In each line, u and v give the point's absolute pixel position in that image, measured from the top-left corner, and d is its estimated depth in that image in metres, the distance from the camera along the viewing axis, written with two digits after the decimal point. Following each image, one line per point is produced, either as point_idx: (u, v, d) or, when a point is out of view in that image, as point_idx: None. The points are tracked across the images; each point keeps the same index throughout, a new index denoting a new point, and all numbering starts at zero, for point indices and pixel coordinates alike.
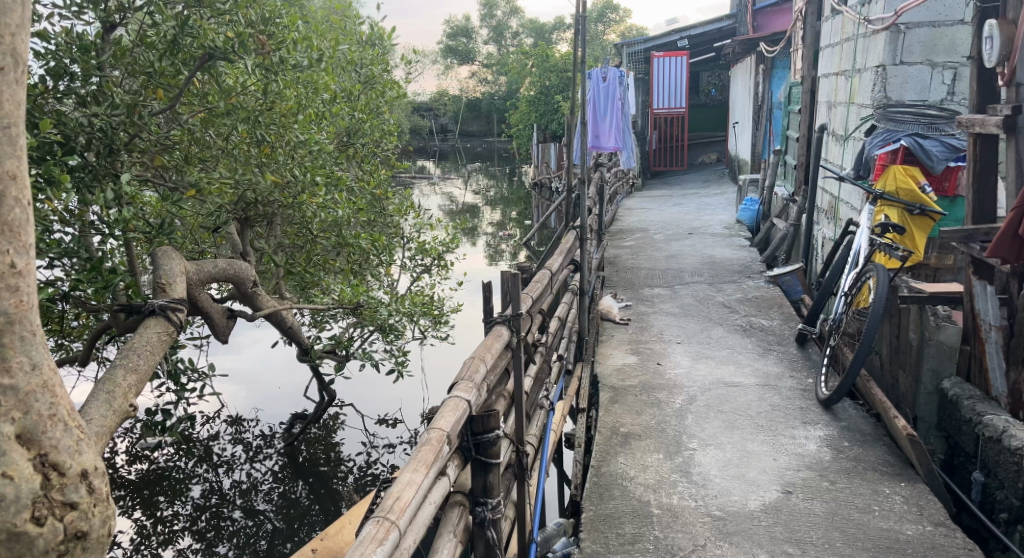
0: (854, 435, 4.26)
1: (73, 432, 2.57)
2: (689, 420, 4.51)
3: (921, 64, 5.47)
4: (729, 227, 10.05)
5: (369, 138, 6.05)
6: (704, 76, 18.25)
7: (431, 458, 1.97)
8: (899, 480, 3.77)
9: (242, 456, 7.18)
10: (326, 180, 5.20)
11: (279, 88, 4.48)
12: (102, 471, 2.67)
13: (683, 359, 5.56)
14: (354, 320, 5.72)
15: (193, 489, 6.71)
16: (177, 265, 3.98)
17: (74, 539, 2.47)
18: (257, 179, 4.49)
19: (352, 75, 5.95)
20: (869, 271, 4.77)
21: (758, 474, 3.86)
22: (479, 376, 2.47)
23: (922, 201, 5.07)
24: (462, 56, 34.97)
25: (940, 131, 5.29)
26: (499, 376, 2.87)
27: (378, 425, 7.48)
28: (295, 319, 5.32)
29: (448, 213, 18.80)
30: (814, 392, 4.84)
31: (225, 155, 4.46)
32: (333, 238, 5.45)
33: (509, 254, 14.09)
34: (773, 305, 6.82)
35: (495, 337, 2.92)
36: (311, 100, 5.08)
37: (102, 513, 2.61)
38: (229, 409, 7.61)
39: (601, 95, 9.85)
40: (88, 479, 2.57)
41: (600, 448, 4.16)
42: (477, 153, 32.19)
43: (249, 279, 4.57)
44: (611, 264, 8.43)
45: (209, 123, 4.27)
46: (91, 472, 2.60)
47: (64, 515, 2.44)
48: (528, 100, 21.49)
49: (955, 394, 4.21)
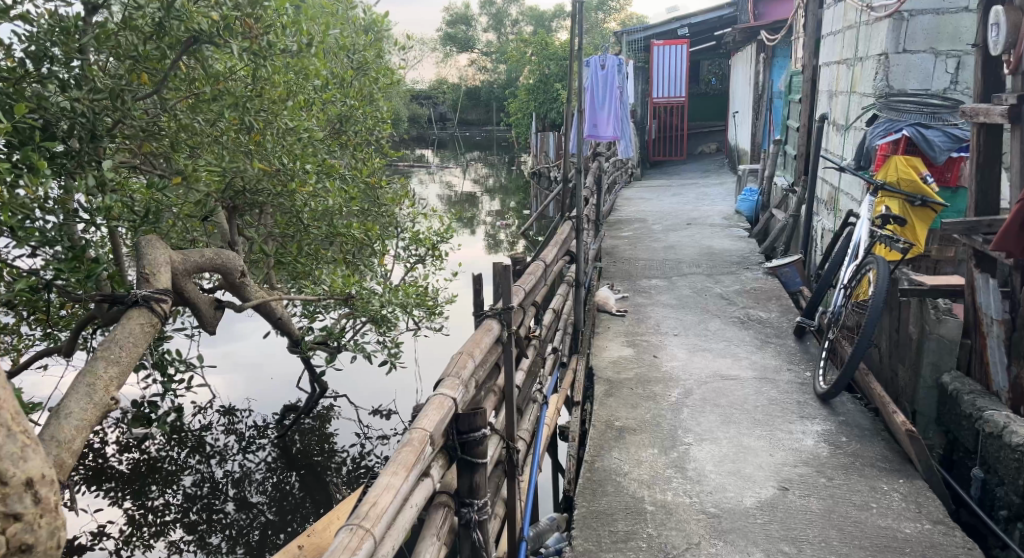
0: (852, 430, 4.20)
1: (18, 438, 2.51)
2: (685, 414, 4.44)
3: (925, 52, 5.37)
4: (729, 218, 9.98)
5: (362, 127, 5.93)
6: (705, 65, 18.08)
7: (412, 461, 1.89)
8: (898, 477, 3.71)
9: (235, 446, 7.12)
10: (318, 168, 5.03)
11: (267, 72, 4.37)
12: (51, 479, 2.60)
13: (680, 352, 5.49)
14: (347, 311, 5.59)
15: (185, 478, 6.68)
16: (163, 254, 3.87)
17: (18, 553, 2.44)
18: (245, 168, 4.37)
19: (345, 62, 5.84)
20: (870, 263, 4.68)
21: (754, 470, 3.79)
22: (467, 373, 2.38)
23: (924, 192, 4.97)
24: (462, 44, 34.51)
25: (943, 121, 5.22)
26: (488, 371, 2.77)
27: (372, 417, 7.40)
28: (285, 310, 5.22)
29: (447, 202, 18.69)
30: (813, 386, 4.77)
31: (214, 143, 4.33)
32: (323, 227, 5.26)
33: (508, 244, 13.98)
34: (772, 297, 6.75)
35: (485, 330, 2.80)
36: (300, 86, 4.93)
37: (50, 524, 2.55)
38: (222, 398, 7.47)
39: (600, 82, 9.53)
40: (35, 488, 2.51)
41: (594, 443, 4.10)
42: (477, 142, 32.07)
43: (238, 269, 4.42)
44: (608, 255, 8.35)
45: (197, 109, 4.12)
46: (39, 480, 2.53)
47: (7, 528, 2.41)
48: (528, 88, 21.29)
49: (956, 389, 4.14)
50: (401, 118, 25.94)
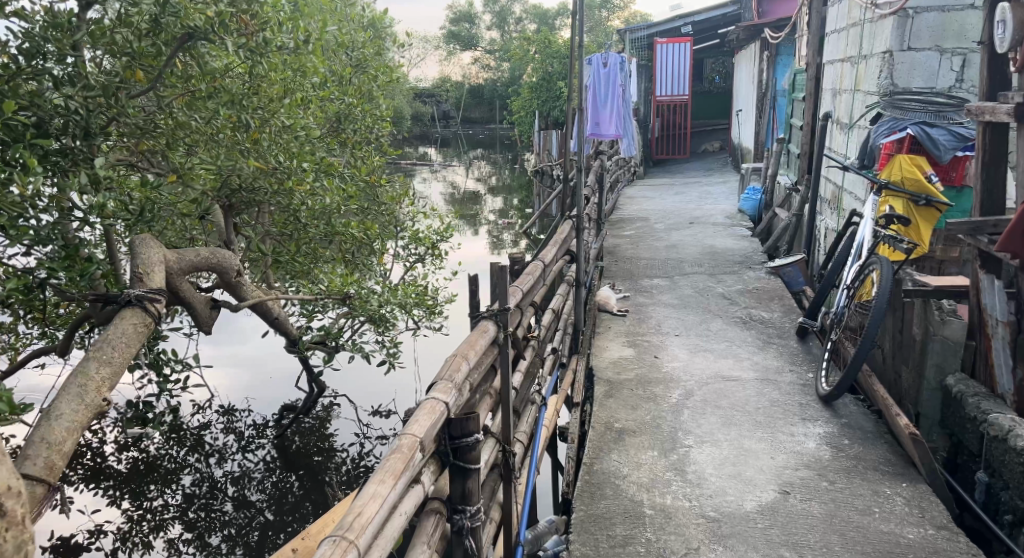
0: (855, 433, 4.14)
1: None
2: (685, 416, 4.39)
3: (931, 50, 5.32)
4: (732, 217, 9.91)
5: (362, 125, 5.87)
6: (708, 63, 17.98)
7: (401, 468, 1.83)
8: (901, 481, 3.65)
9: (234, 445, 7.09)
10: (315, 167, 4.94)
11: (264, 70, 4.34)
12: (16, 491, 2.59)
13: (681, 352, 5.44)
14: (346, 311, 5.54)
15: (184, 477, 6.65)
16: (157, 253, 3.81)
17: None
18: (241, 167, 4.33)
19: (343, 59, 5.79)
20: (874, 264, 4.63)
21: (755, 473, 3.74)
22: (461, 376, 2.33)
23: (928, 191, 4.94)
24: (465, 42, 34.33)
25: (948, 120, 5.16)
26: (484, 374, 2.72)
27: (371, 416, 7.35)
28: (283, 310, 5.18)
29: (450, 200, 18.65)
30: (815, 388, 4.72)
31: (210, 140, 4.31)
32: (321, 226, 5.22)
33: (510, 243, 13.94)
34: (774, 297, 6.70)
35: (480, 332, 2.74)
36: (297, 84, 4.88)
37: (15, 539, 2.56)
38: (221, 398, 7.43)
39: (601, 80, 9.45)
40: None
41: (593, 445, 4.05)
42: (480, 140, 32.02)
43: (234, 268, 4.38)
44: (610, 254, 8.30)
45: (192, 106, 4.09)
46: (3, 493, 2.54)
47: None
48: (530, 86, 21.22)
49: (960, 391, 4.08)
50: (404, 116, 25.90)
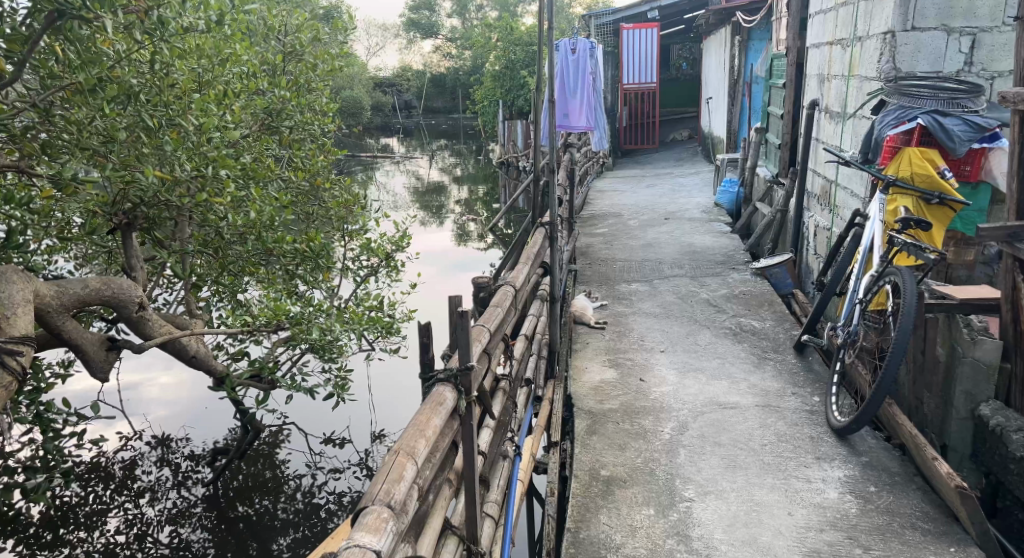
0: (880, 476, 3.56)
1: None
2: (682, 458, 3.77)
3: (936, 30, 4.80)
4: (708, 212, 9.36)
5: (298, 122, 5.11)
6: (675, 49, 17.26)
7: None
8: (947, 545, 3.08)
9: (168, 481, 6.15)
10: (239, 171, 4.30)
11: (167, 56, 3.57)
12: None
13: (669, 374, 4.80)
14: (283, 339, 4.84)
15: (110, 521, 5.73)
16: (19, 287, 3.00)
17: None
18: (140, 177, 3.55)
19: (273, 45, 5.04)
20: (889, 275, 4.08)
21: (773, 538, 3.14)
22: (401, 490, 1.76)
23: (941, 188, 4.48)
24: (425, 31, 33.12)
25: (962, 107, 4.53)
26: (437, 464, 2.09)
27: (324, 445, 6.59)
28: (202, 344, 4.40)
29: (415, 193, 17.81)
30: (825, 418, 4.13)
31: (108, 149, 3.49)
32: (248, 239, 4.51)
33: (478, 238, 13.17)
34: (764, 302, 6.13)
35: (434, 405, 2.12)
36: (213, 73, 4.15)
37: None
38: (152, 428, 6.56)
39: (571, 68, 8.68)
40: None
41: (579, 502, 3.41)
42: (442, 130, 31.16)
43: (135, 300, 3.59)
44: (583, 255, 7.65)
45: (75, 101, 3.27)
46: None
47: None
48: (493, 75, 20.34)
49: (999, 425, 3.58)
50: (364, 107, 24.91)
